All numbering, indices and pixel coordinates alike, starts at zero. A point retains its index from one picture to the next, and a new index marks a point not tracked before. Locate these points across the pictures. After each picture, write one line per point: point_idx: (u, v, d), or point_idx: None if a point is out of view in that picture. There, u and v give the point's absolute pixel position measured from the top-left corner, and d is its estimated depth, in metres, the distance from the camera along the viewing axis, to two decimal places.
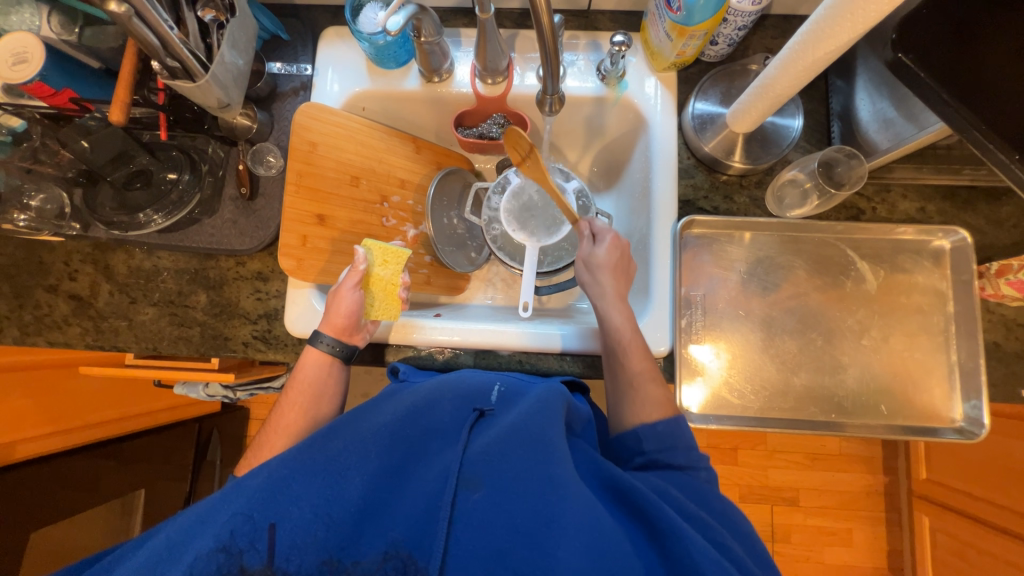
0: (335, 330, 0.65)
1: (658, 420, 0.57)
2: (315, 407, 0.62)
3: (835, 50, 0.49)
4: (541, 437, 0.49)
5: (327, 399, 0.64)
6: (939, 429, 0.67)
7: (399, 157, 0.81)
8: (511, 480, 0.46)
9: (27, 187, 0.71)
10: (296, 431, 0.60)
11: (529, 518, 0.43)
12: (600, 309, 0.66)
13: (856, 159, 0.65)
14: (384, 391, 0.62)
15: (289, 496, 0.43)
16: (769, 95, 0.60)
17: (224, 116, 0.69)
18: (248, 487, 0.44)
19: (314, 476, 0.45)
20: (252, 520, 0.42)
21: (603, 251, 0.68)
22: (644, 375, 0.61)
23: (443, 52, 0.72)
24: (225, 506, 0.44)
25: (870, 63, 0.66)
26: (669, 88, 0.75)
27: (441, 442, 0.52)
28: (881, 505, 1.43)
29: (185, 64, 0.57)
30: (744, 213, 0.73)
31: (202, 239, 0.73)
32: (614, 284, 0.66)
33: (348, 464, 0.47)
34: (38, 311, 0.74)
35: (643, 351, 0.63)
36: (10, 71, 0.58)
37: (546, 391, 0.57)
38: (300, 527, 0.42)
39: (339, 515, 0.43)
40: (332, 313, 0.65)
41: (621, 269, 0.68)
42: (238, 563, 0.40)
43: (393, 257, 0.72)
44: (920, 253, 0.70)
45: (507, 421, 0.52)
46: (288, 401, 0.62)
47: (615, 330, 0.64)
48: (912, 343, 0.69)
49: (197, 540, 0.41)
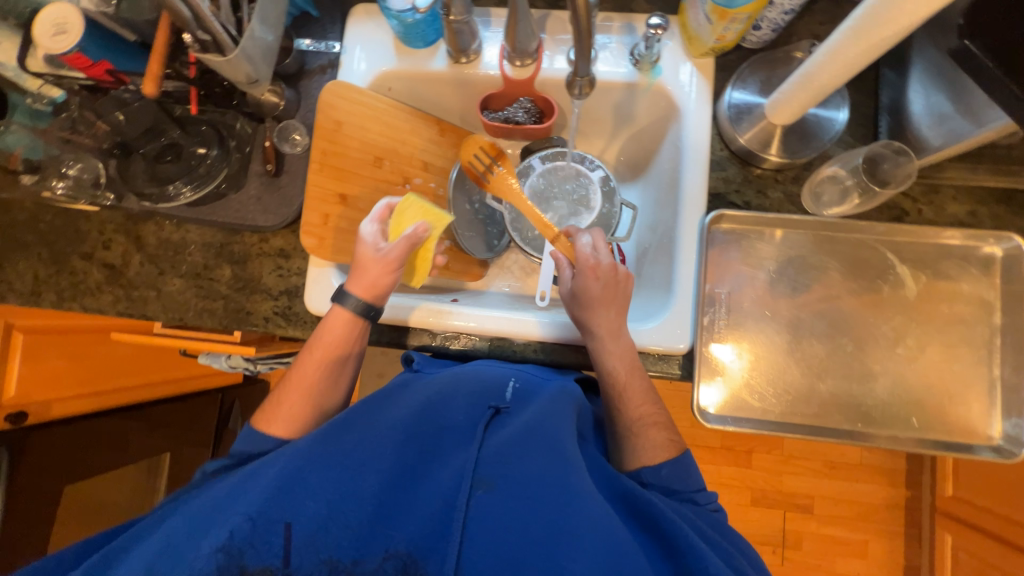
0: (365, 287, 0.63)
1: (664, 463, 0.58)
2: (333, 372, 0.63)
3: (892, 36, 0.46)
4: (555, 442, 0.52)
5: (347, 364, 0.64)
6: (974, 446, 0.63)
7: (423, 139, 0.80)
8: (526, 481, 0.48)
9: (65, 156, 0.73)
10: (317, 389, 0.62)
11: (543, 523, 0.45)
12: (596, 352, 0.65)
13: (905, 156, 0.62)
14: (393, 381, 0.63)
15: (306, 488, 0.46)
16: (813, 86, 0.57)
17: (253, 91, 0.70)
18: (267, 478, 0.47)
19: (330, 471, 0.47)
20: (269, 510, 0.43)
21: (591, 285, 0.64)
22: (643, 420, 0.62)
23: (471, 32, 0.70)
24: (243, 494, 0.46)
25: (926, 52, 0.62)
26: (705, 75, 0.71)
27: (457, 441, 0.54)
28: (901, 519, 1.39)
29: (215, 37, 0.58)
30: (777, 209, 0.70)
31: (227, 214, 0.74)
32: (605, 320, 0.64)
33: (365, 458, 0.49)
34: (74, 278, 0.76)
35: (644, 394, 0.63)
36: (51, 42, 0.60)
37: (559, 395, 0.60)
38: (315, 522, 0.44)
39: (355, 511, 0.45)
40: (365, 268, 0.64)
41: (611, 296, 0.64)
42: (240, 563, 0.41)
43: (434, 219, 0.69)
44: (968, 260, 0.66)
45: (521, 422, 0.54)
46: (311, 357, 0.62)
47: (610, 374, 0.63)
48: (952, 354, 0.65)
49: (213, 526, 0.43)
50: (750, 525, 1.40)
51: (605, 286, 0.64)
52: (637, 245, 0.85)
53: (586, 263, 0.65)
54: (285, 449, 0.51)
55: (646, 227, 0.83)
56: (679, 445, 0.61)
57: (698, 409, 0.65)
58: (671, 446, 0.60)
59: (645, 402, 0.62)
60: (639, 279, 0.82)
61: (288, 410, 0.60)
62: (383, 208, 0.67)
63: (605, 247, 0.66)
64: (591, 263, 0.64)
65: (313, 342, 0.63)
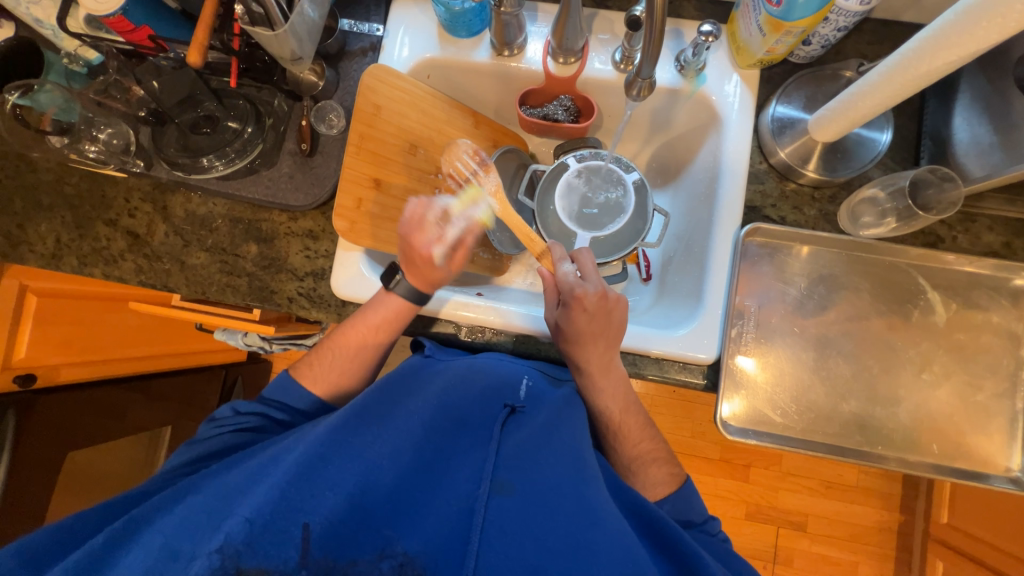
0: (419, 279, 0.66)
1: (666, 499, 0.61)
2: (375, 347, 0.66)
3: (958, 60, 0.45)
4: (572, 450, 0.54)
5: (388, 342, 0.67)
6: (990, 476, 0.64)
7: (458, 130, 0.79)
8: (545, 488, 0.49)
9: (99, 120, 0.73)
10: (358, 357, 0.66)
11: (562, 536, 0.45)
12: (598, 388, 0.65)
13: (951, 182, 0.61)
14: (404, 364, 0.62)
15: (325, 480, 0.46)
16: (863, 107, 0.56)
17: (294, 69, 0.69)
18: (285, 465, 0.47)
19: (347, 463, 0.48)
20: (288, 499, 0.44)
21: (576, 318, 0.62)
22: (642, 458, 0.64)
23: (519, 25, 0.70)
24: (262, 481, 0.46)
25: (977, 83, 0.61)
26: (750, 87, 0.71)
27: (473, 440, 0.54)
28: (893, 543, 1.39)
29: (267, 10, 0.57)
30: (812, 226, 0.70)
31: (258, 190, 0.73)
32: (596, 355, 0.63)
33: (382, 453, 0.50)
34: (96, 244, 0.75)
35: (640, 431, 0.66)
36: (94, 3, 0.59)
37: (571, 401, 0.61)
38: (330, 514, 0.44)
39: (372, 505, 0.46)
40: (419, 263, 0.65)
41: (601, 321, 0.63)
42: (235, 564, 0.39)
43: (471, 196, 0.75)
44: (999, 290, 0.66)
45: (539, 427, 0.56)
46: (359, 332, 0.66)
47: (615, 408, 0.65)
48: (976, 384, 0.65)
49: (229, 516, 0.43)
50: (744, 538, 1.41)
51: (595, 317, 0.62)
52: (664, 252, 0.85)
53: (572, 293, 0.63)
54: (303, 436, 0.52)
55: (676, 234, 0.83)
56: (678, 477, 0.63)
57: (719, 420, 0.65)
58: (671, 482, 0.63)
59: (642, 440, 0.65)
60: (663, 286, 0.82)
61: (329, 371, 0.66)
62: (467, 223, 0.70)
63: (592, 276, 0.65)
64: (579, 292, 0.62)
65: (361, 314, 0.66)
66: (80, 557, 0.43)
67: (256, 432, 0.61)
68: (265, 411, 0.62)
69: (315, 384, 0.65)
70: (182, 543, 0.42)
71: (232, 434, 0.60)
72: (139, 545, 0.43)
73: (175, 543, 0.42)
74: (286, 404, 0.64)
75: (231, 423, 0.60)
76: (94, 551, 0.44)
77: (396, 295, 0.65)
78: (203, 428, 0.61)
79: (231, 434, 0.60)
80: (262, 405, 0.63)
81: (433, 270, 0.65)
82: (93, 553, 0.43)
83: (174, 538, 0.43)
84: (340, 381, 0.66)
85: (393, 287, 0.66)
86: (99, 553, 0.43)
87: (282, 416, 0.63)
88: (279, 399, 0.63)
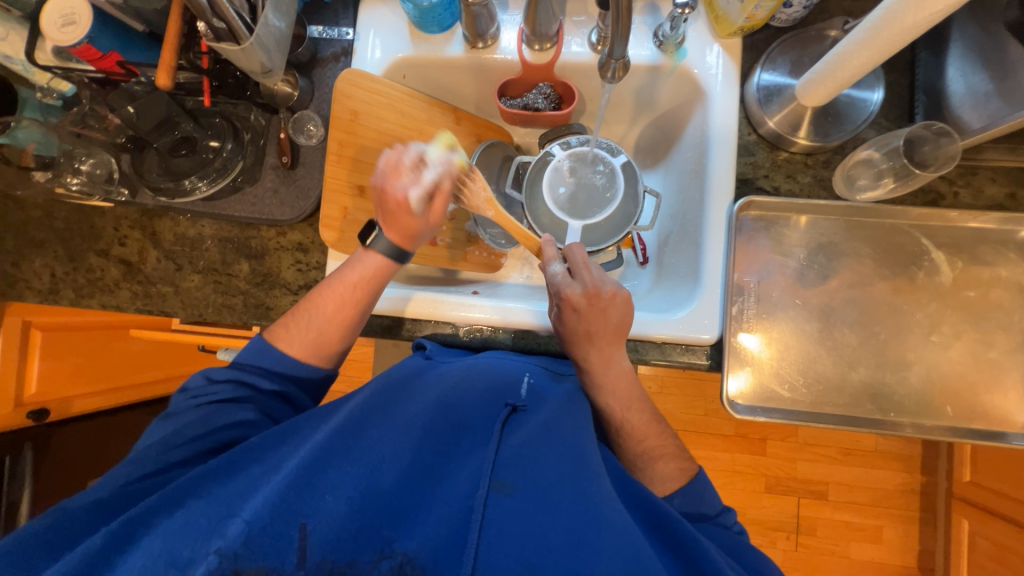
0: (398, 232, 0.65)
1: (676, 492, 0.60)
2: (352, 308, 0.64)
3: (946, 8, 0.43)
4: (574, 446, 0.53)
5: (366, 301, 0.65)
6: (1008, 434, 0.63)
7: (439, 128, 0.78)
8: (544, 486, 0.49)
9: (80, 151, 0.74)
10: (332, 316, 0.64)
11: (562, 534, 0.45)
12: (599, 380, 0.64)
13: (947, 137, 0.59)
14: (403, 369, 0.62)
15: (325, 484, 0.46)
16: (852, 66, 0.54)
17: (266, 82, 0.68)
18: (287, 470, 0.47)
19: (348, 465, 0.48)
20: (288, 503, 0.44)
21: (565, 316, 0.62)
22: (647, 452, 0.63)
23: (489, 15, 0.68)
24: (262, 488, 0.46)
25: (968, 32, 0.59)
26: (732, 56, 0.69)
27: (473, 441, 0.54)
28: (916, 504, 1.38)
29: (230, 25, 0.56)
30: (807, 194, 0.68)
31: (244, 208, 0.72)
32: (596, 352, 0.63)
33: (382, 455, 0.50)
34: (91, 275, 0.75)
35: (644, 425, 0.65)
36: (60, 34, 0.58)
37: (573, 395, 0.60)
38: (329, 517, 0.44)
39: (372, 505, 0.46)
40: (394, 211, 0.64)
41: (595, 316, 0.62)
42: (234, 564, 0.40)
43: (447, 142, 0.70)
44: (1006, 244, 0.64)
45: (540, 422, 0.55)
46: (335, 290, 0.64)
47: (616, 398, 0.64)
48: (987, 341, 0.64)
49: (230, 523, 0.43)
50: (765, 510, 1.40)
51: (585, 315, 0.61)
52: (659, 234, 0.83)
53: (558, 291, 0.63)
54: (303, 441, 0.51)
55: (669, 213, 0.81)
56: (688, 470, 0.62)
57: (726, 399, 0.64)
58: (680, 472, 0.62)
59: (647, 434, 0.64)
60: (661, 268, 0.80)
61: (306, 333, 0.64)
62: (444, 167, 0.66)
63: (581, 274, 0.64)
64: (563, 291, 0.62)
65: (339, 273, 0.65)
66: (80, 557, 0.44)
67: (235, 402, 0.60)
68: (240, 378, 0.61)
69: (293, 347, 0.63)
70: (182, 550, 0.42)
71: (210, 407, 0.59)
72: (139, 552, 0.44)
73: (174, 549, 0.42)
74: (266, 369, 0.62)
75: (205, 394, 0.60)
76: (89, 555, 0.44)
77: (376, 252, 0.65)
78: (176, 398, 0.61)
79: (208, 404, 0.59)
80: (237, 370, 0.62)
81: (407, 215, 0.64)
82: (89, 554, 0.44)
83: (172, 546, 0.43)
84: (315, 342, 0.64)
85: (373, 244, 0.65)
86: (95, 554, 0.44)
87: (264, 384, 0.62)
88: (255, 364, 0.62)
